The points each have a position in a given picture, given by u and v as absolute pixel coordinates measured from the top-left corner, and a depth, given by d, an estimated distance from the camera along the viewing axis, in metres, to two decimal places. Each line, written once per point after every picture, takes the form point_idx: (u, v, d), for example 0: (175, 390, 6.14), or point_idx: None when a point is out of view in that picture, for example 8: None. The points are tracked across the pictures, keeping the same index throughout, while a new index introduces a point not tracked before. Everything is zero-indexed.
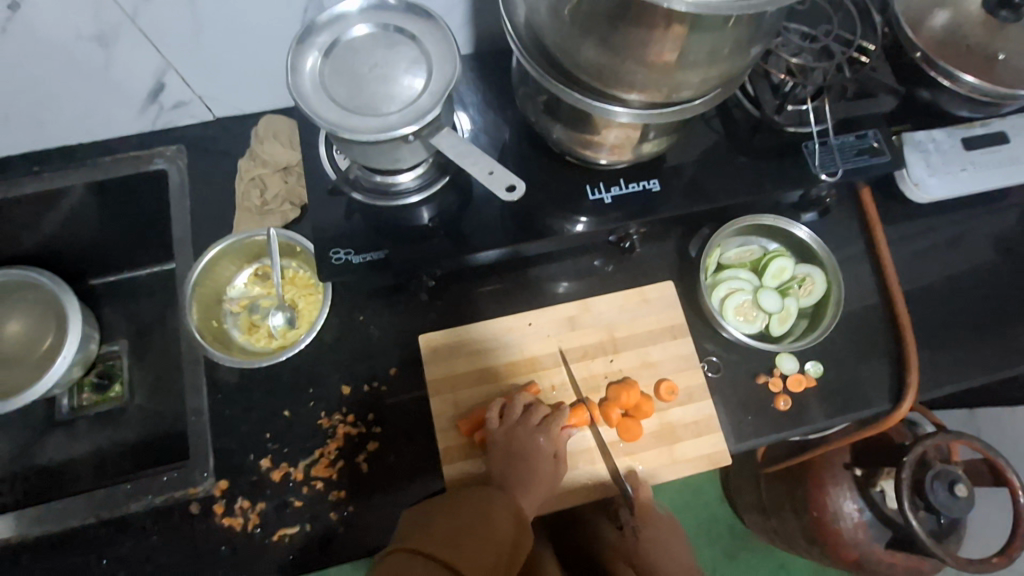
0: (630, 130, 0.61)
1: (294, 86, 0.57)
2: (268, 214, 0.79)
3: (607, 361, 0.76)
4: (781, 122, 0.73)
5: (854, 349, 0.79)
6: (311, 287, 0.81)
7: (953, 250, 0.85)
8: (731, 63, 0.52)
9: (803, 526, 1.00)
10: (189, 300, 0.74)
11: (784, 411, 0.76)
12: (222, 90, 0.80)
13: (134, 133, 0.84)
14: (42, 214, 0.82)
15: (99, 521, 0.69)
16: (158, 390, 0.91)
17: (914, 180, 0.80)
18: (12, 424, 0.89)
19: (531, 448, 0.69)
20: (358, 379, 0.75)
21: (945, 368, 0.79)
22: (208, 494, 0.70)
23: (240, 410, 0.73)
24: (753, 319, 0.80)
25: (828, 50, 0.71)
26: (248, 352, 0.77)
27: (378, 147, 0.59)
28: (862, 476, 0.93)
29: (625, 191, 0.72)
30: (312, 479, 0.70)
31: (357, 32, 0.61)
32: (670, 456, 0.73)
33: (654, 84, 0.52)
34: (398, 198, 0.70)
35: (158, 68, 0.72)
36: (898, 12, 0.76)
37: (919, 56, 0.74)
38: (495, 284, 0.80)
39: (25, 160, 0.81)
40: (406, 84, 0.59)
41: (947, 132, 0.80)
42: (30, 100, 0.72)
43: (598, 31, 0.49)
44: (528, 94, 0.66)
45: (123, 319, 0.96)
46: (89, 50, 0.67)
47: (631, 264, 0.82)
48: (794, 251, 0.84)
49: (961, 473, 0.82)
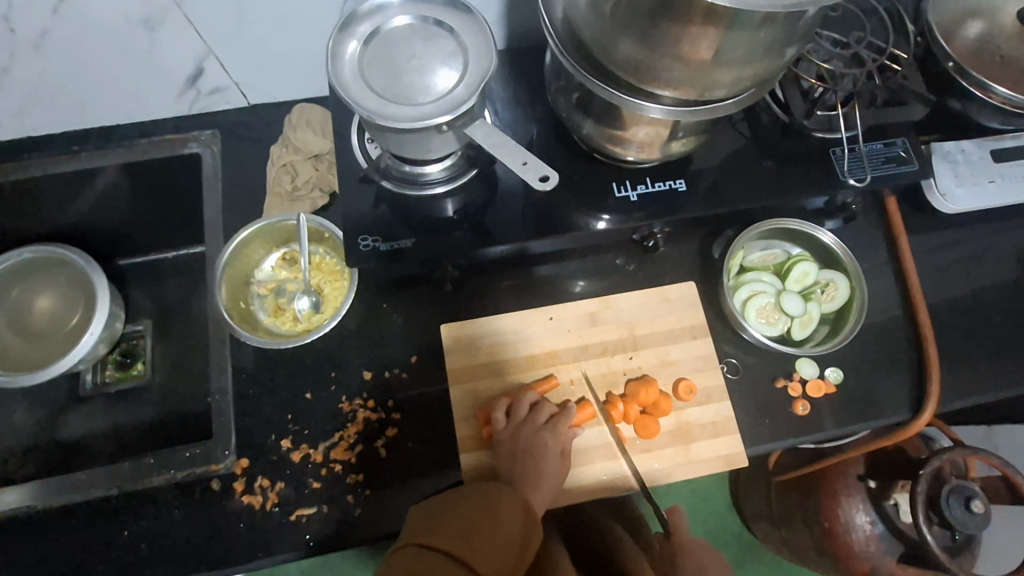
0: (660, 128, 0.62)
1: (334, 73, 0.58)
2: (298, 200, 0.81)
3: (627, 358, 0.77)
4: (810, 127, 0.73)
5: (875, 358, 0.78)
6: (338, 274, 0.82)
7: (977, 264, 0.84)
8: (766, 64, 0.53)
9: (814, 537, 0.99)
10: (219, 280, 0.76)
11: (802, 415, 0.75)
12: (259, 77, 0.81)
13: (170, 117, 0.86)
14: (76, 192, 0.84)
15: (122, 493, 0.70)
16: (179, 370, 0.93)
17: (942, 191, 0.79)
18: (38, 396, 0.91)
19: (539, 447, 0.69)
20: (379, 366, 0.76)
21: (966, 381, 0.79)
22: (229, 471, 0.71)
23: (263, 390, 0.74)
24: (775, 322, 0.80)
25: (859, 57, 0.73)
26: (273, 333, 0.79)
27: (412, 136, 0.60)
28: (876, 488, 0.92)
29: (651, 189, 0.73)
30: (331, 461, 0.71)
31: (397, 22, 0.62)
32: (685, 456, 0.74)
33: (690, 81, 0.53)
34: (425, 188, 0.72)
35: (200, 53, 0.74)
36: (932, 21, 0.76)
37: (952, 65, 0.74)
38: (516, 278, 0.81)
39: (65, 138, 0.83)
40: (441, 75, 0.60)
41: (979, 142, 0.79)
42: (75, 80, 0.74)
43: (636, 26, 0.50)
44: (560, 88, 0.67)
45: (148, 299, 0.97)
46: (134, 33, 0.69)
47: (652, 264, 0.82)
48: (819, 256, 0.84)
49: (978, 490, 0.81)
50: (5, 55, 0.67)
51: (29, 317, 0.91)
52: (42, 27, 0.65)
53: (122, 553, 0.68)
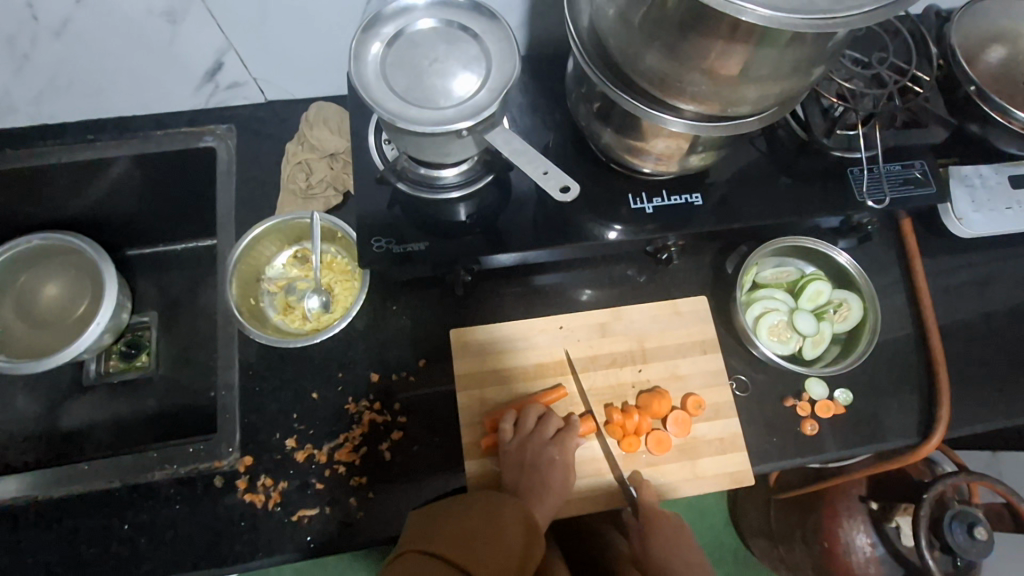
0: (680, 141, 0.61)
1: (357, 73, 0.58)
2: (312, 198, 0.81)
3: (636, 370, 0.76)
4: (828, 145, 0.74)
5: (884, 380, 0.78)
6: (349, 274, 0.82)
7: (989, 289, 0.84)
8: (793, 82, 0.52)
9: (811, 556, 0.99)
10: (230, 275, 0.75)
11: (810, 435, 0.74)
12: (278, 74, 0.81)
13: (187, 109, 0.85)
14: (89, 181, 0.84)
15: (124, 486, 0.70)
16: (184, 363, 0.92)
17: (958, 215, 0.79)
18: (40, 384, 0.90)
19: (546, 461, 0.69)
20: (386, 368, 0.75)
21: (975, 406, 0.78)
22: (232, 468, 0.70)
23: (269, 387, 0.74)
24: (786, 340, 0.80)
25: (880, 78, 0.73)
26: (282, 331, 0.78)
27: (431, 140, 0.60)
28: (878, 510, 0.92)
29: (667, 202, 0.72)
30: (335, 462, 0.70)
31: (422, 25, 0.62)
32: (692, 471, 0.73)
33: (715, 96, 0.53)
34: (440, 192, 0.71)
35: (220, 47, 0.74)
36: (955, 45, 0.76)
37: (972, 90, 0.74)
38: (526, 285, 0.80)
39: (81, 127, 0.83)
40: (463, 80, 0.60)
41: (995, 168, 0.79)
42: (94, 68, 0.74)
43: (665, 39, 0.50)
44: (581, 97, 0.66)
45: (155, 290, 0.97)
46: (157, 25, 0.68)
47: (664, 276, 0.82)
48: (832, 275, 0.84)
49: (981, 516, 0.80)
50: (26, 42, 0.67)
51: (34, 306, 0.91)
52: (64, 15, 0.65)
53: (121, 547, 0.67)
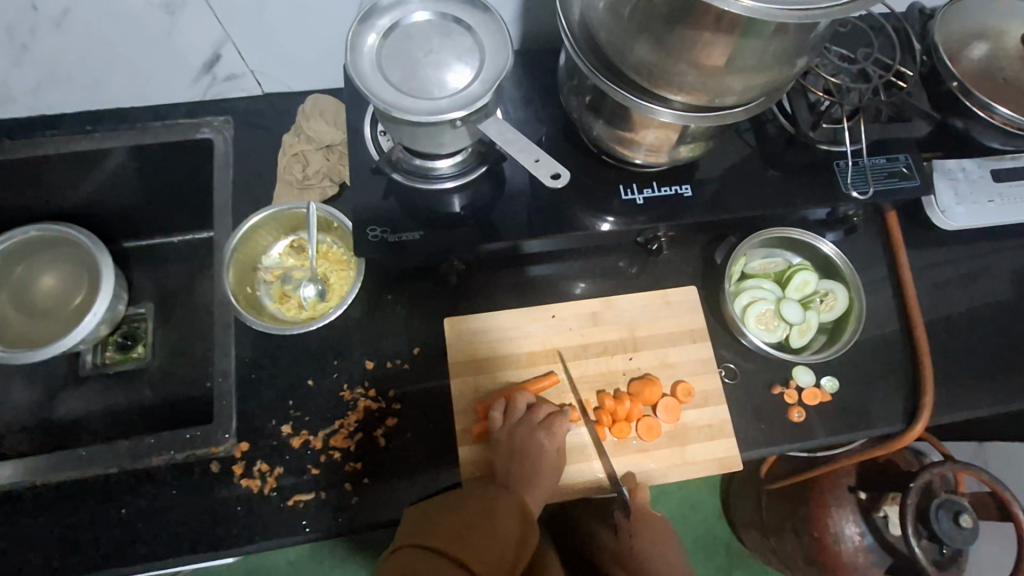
0: (669, 131, 0.63)
1: (352, 65, 0.59)
2: (308, 188, 0.82)
3: (627, 358, 0.78)
4: (814, 138, 0.75)
5: (870, 370, 0.79)
6: (344, 264, 0.83)
7: (974, 282, 0.86)
8: (777, 72, 0.54)
9: (802, 547, 1.01)
10: (227, 264, 0.77)
11: (797, 422, 0.76)
12: (275, 66, 0.82)
13: (184, 101, 0.86)
14: (86, 172, 0.85)
15: (121, 471, 0.70)
16: (180, 354, 0.93)
17: (942, 208, 0.81)
18: (36, 374, 0.91)
19: (534, 446, 0.70)
20: (381, 356, 0.76)
21: (959, 394, 0.80)
22: (228, 454, 0.71)
23: (266, 374, 0.75)
24: (774, 328, 0.82)
25: (865, 72, 0.74)
26: (278, 319, 0.80)
27: (425, 130, 0.61)
28: (866, 499, 0.94)
29: (658, 193, 0.74)
30: (330, 448, 0.71)
31: (417, 18, 0.63)
32: (682, 457, 0.75)
33: (702, 86, 0.54)
34: (434, 182, 0.72)
35: (218, 39, 0.75)
36: (938, 41, 0.78)
37: (955, 85, 0.76)
38: (519, 276, 0.81)
39: (78, 118, 0.84)
40: (457, 71, 0.61)
41: (978, 162, 0.81)
42: (91, 59, 0.75)
43: (652, 30, 0.51)
44: (573, 89, 0.68)
45: (151, 282, 0.98)
46: (155, 16, 0.69)
47: (655, 267, 0.83)
48: (820, 266, 0.85)
49: (966, 504, 0.82)
50: (25, 32, 0.68)
51: (32, 295, 0.92)
52: (63, 6, 0.66)
53: (118, 531, 0.68)
